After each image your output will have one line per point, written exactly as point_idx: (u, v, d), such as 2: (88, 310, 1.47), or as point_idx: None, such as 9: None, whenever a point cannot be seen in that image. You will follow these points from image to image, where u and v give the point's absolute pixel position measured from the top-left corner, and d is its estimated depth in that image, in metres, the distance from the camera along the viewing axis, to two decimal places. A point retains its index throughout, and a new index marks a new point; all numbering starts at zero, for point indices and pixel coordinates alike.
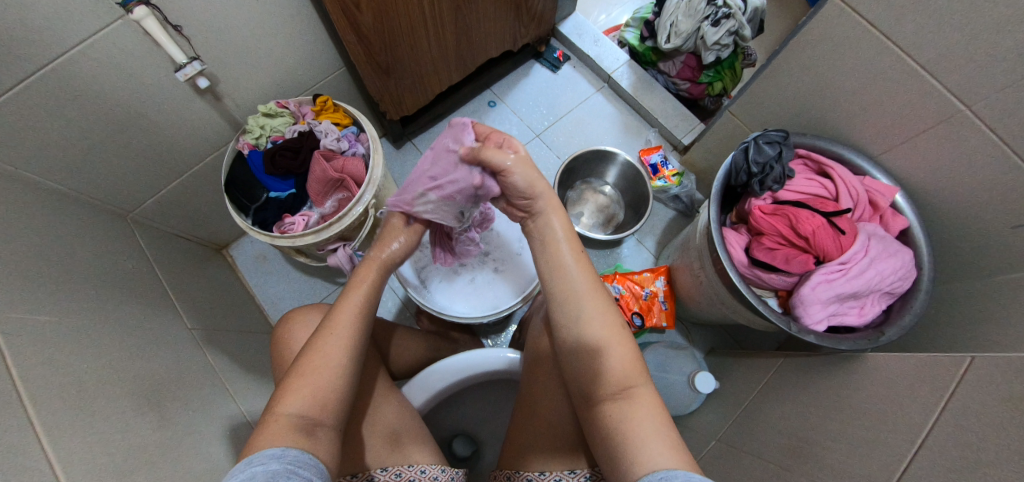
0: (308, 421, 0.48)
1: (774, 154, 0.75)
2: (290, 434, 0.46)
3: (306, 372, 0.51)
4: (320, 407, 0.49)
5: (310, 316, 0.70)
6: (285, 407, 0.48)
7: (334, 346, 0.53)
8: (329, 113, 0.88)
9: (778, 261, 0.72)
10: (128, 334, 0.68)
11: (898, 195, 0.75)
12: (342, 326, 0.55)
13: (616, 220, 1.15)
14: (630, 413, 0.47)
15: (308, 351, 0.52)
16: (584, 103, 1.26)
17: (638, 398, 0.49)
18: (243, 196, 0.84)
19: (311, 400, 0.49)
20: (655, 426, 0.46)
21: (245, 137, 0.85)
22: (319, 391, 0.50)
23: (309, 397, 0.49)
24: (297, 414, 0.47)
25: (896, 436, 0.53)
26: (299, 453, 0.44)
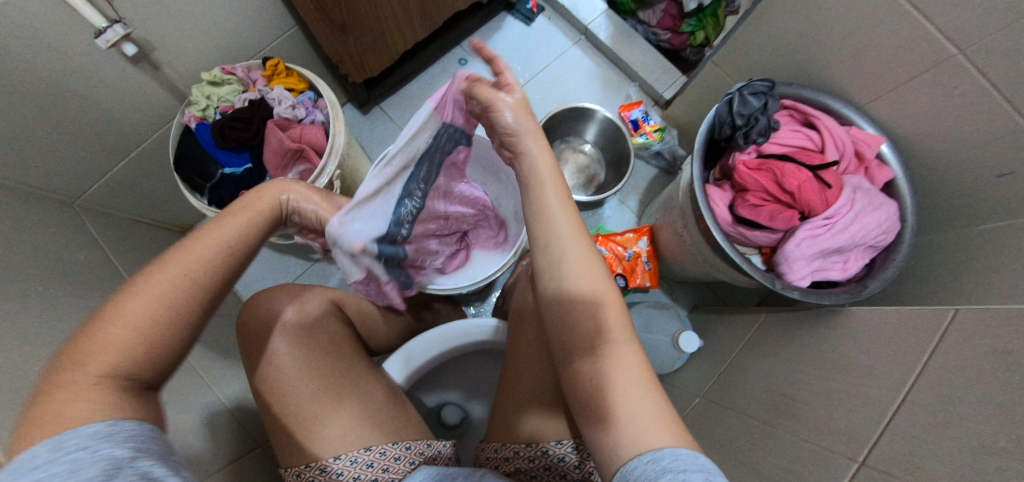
0: (136, 384, 0.37)
1: (759, 105, 0.71)
2: (114, 400, 0.34)
3: (109, 330, 0.36)
4: (149, 365, 0.38)
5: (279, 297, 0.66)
6: (67, 376, 0.34)
7: (161, 285, 0.39)
8: (281, 78, 0.80)
9: (762, 218, 0.69)
10: None
11: (883, 146, 0.73)
12: (175, 262, 0.40)
13: (597, 180, 1.11)
14: (620, 377, 0.44)
15: (123, 296, 0.38)
16: (561, 57, 1.18)
17: (623, 361, 0.44)
18: (194, 174, 0.77)
19: (124, 361, 0.36)
20: (641, 393, 0.42)
21: (190, 109, 0.77)
22: (151, 347, 0.38)
23: (132, 355, 0.36)
24: (109, 377, 0.35)
25: (879, 391, 0.53)
26: (133, 427, 0.33)
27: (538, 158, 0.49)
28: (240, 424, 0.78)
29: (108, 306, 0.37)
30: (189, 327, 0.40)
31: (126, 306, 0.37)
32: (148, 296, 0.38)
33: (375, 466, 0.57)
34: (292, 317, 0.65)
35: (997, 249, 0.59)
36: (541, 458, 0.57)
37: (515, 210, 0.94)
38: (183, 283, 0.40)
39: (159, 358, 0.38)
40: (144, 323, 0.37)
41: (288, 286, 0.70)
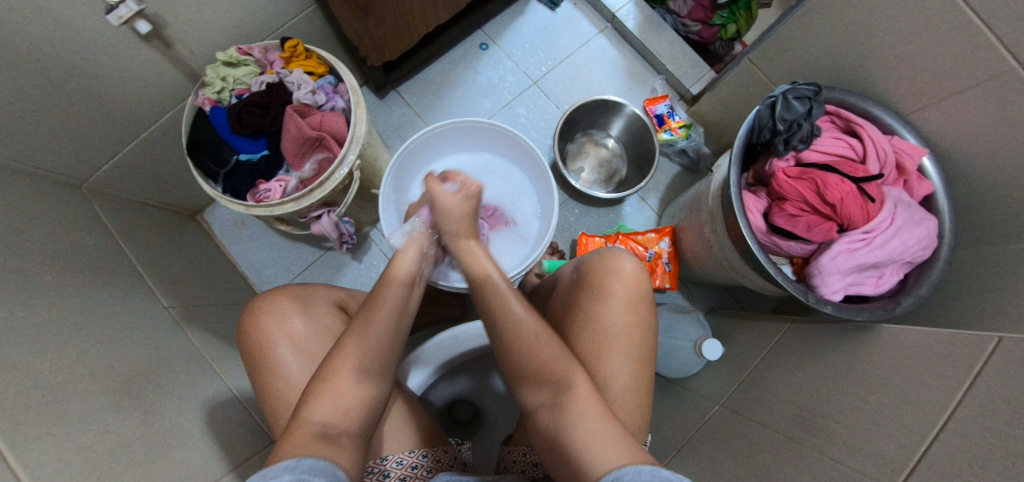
0: (330, 430, 0.48)
1: (803, 110, 0.68)
2: (311, 443, 0.45)
3: (329, 385, 0.50)
4: (345, 414, 0.49)
5: (282, 305, 0.63)
6: (308, 416, 0.48)
7: (360, 347, 0.53)
8: (300, 61, 0.77)
9: (799, 229, 0.67)
10: (98, 322, 0.61)
11: (926, 157, 0.71)
12: (376, 322, 0.55)
13: (619, 176, 1.08)
14: (575, 415, 0.49)
15: (333, 362, 0.52)
16: (586, 46, 1.14)
17: (580, 398, 0.50)
18: (208, 159, 0.73)
19: (336, 408, 0.49)
20: (596, 423, 0.48)
21: (205, 91, 0.74)
22: (349, 400, 0.50)
23: (332, 405, 0.49)
24: (319, 423, 0.48)
25: (916, 415, 0.52)
26: (314, 461, 0.43)
27: (468, 248, 0.63)
28: (253, 418, 0.77)
29: (328, 370, 0.51)
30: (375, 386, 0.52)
31: (341, 362, 0.52)
32: (352, 363, 0.52)
33: (394, 475, 0.59)
34: (299, 326, 0.63)
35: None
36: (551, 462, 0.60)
37: (537, 206, 0.92)
38: (382, 338, 0.54)
39: (362, 410, 0.51)
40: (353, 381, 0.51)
41: (291, 289, 0.67)
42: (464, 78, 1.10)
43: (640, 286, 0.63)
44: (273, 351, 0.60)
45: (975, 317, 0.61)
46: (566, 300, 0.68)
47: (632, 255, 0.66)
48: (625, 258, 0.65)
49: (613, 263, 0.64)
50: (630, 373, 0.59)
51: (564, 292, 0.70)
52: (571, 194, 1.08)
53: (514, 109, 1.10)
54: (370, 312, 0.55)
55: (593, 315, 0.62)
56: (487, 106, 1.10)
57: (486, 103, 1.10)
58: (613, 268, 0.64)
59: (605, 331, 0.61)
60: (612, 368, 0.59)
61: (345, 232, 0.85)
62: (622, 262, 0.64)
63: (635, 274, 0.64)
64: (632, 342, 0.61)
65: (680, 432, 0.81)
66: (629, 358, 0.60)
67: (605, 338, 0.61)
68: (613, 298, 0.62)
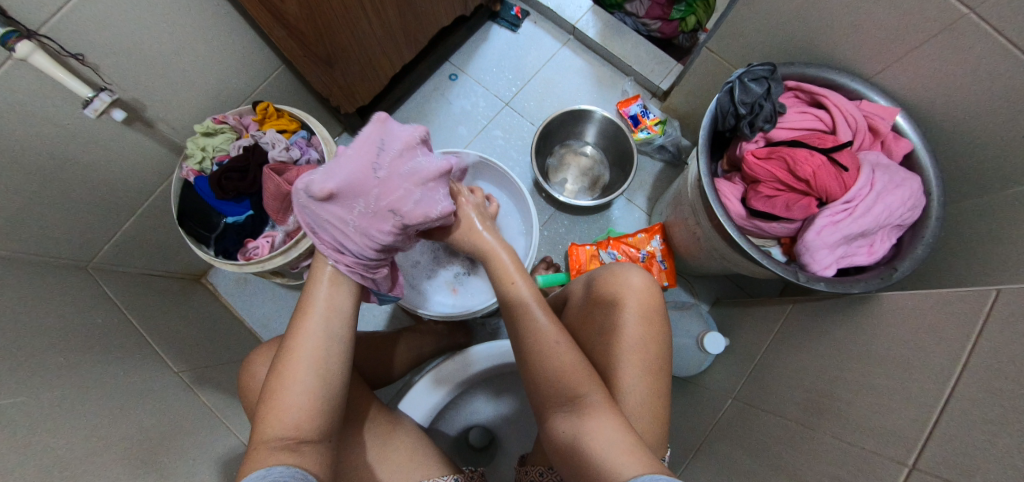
0: (291, 441, 0.45)
1: (762, 91, 0.68)
2: (273, 455, 0.43)
3: (275, 399, 0.47)
4: (305, 425, 0.46)
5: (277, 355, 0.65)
6: (262, 440, 0.44)
7: (293, 366, 0.49)
8: (272, 121, 0.81)
9: (777, 209, 0.66)
10: (110, 394, 0.64)
11: (899, 117, 0.69)
12: (302, 345, 0.50)
13: (602, 181, 1.09)
14: (590, 425, 0.50)
15: (276, 375, 0.49)
16: (551, 61, 1.16)
17: (594, 408, 0.52)
18: (199, 226, 0.77)
19: (289, 420, 0.46)
20: (611, 434, 0.48)
21: (188, 163, 0.78)
22: (301, 409, 0.47)
23: (286, 418, 0.46)
24: (275, 439, 0.45)
25: (923, 383, 0.50)
26: (283, 469, 0.41)
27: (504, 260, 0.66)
28: None
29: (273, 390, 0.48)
30: (330, 390, 0.50)
31: (283, 379, 0.48)
32: (292, 381, 0.48)
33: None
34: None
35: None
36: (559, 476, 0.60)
37: (520, 223, 0.93)
38: (315, 344, 0.51)
39: (320, 414, 0.48)
40: (305, 390, 0.48)
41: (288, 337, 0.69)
42: (439, 110, 1.13)
43: (650, 298, 0.63)
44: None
45: (974, 272, 0.59)
46: (583, 318, 0.68)
47: (638, 267, 0.66)
48: (633, 272, 0.64)
49: (623, 277, 0.64)
50: (646, 386, 0.59)
51: (579, 311, 0.69)
52: (557, 206, 1.09)
53: (490, 132, 1.13)
54: (298, 321, 0.52)
55: (609, 330, 0.62)
56: (464, 133, 1.12)
57: (463, 130, 1.12)
58: (622, 283, 0.63)
59: (621, 344, 0.60)
60: (629, 381, 0.58)
61: None
62: (629, 276, 0.64)
63: (642, 287, 0.63)
64: (648, 357, 0.60)
65: (698, 431, 0.78)
66: (644, 371, 0.59)
67: (622, 353, 0.60)
68: (628, 311, 0.61)
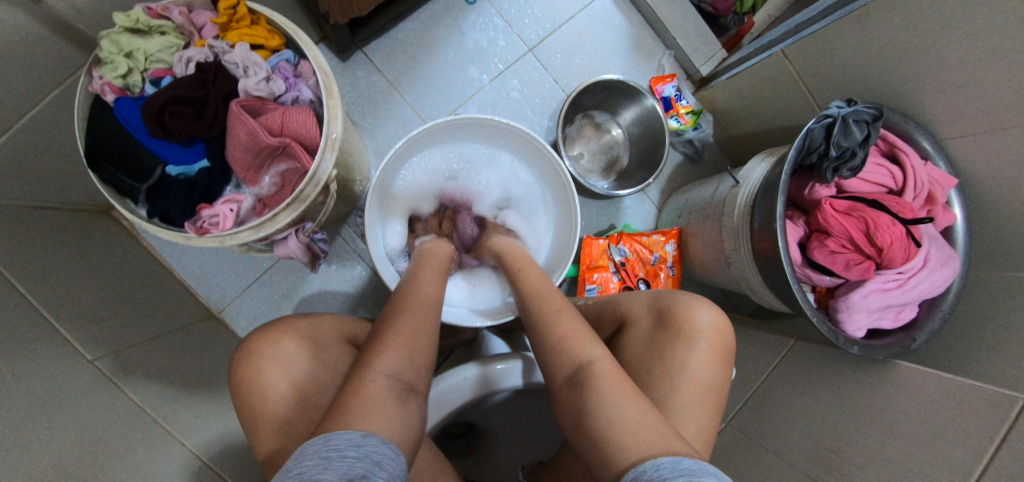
0: (398, 388, 0.45)
1: (861, 137, 0.61)
2: (381, 405, 0.42)
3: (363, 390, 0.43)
4: (406, 381, 0.47)
5: (285, 347, 0.54)
6: (373, 376, 0.44)
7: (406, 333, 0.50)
8: (242, 30, 0.55)
9: (837, 265, 0.63)
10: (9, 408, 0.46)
11: (953, 189, 0.69)
12: (415, 313, 0.53)
13: (620, 165, 0.99)
14: (596, 391, 0.46)
15: (381, 343, 0.48)
16: (590, 7, 0.97)
17: (601, 372, 0.48)
18: (120, 170, 0.53)
19: (393, 378, 0.46)
20: (624, 403, 0.45)
21: (102, 71, 0.51)
22: (406, 372, 0.47)
23: (395, 374, 0.46)
24: (383, 380, 0.44)
25: (938, 467, 0.55)
26: (379, 443, 0.38)
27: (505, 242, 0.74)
28: (229, 475, 0.65)
29: (372, 355, 0.47)
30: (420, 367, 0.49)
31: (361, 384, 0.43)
32: (407, 335, 0.50)
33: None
34: (305, 374, 0.53)
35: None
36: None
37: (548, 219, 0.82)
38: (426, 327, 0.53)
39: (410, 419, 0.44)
40: (406, 368, 0.47)
41: (295, 326, 0.57)
42: (447, 40, 0.90)
43: (720, 340, 0.57)
44: (269, 405, 0.50)
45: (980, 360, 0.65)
46: (643, 344, 0.59)
47: (711, 305, 0.59)
48: (703, 308, 0.58)
49: (692, 310, 0.58)
50: (695, 414, 0.53)
51: (636, 337, 0.60)
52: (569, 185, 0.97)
53: (507, 82, 0.93)
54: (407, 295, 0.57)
55: (675, 356, 0.55)
56: (476, 77, 0.92)
57: (475, 72, 0.91)
58: (689, 319, 0.57)
59: (687, 374, 0.54)
60: (681, 406, 0.52)
61: (318, 251, 0.69)
62: (700, 313, 0.58)
63: (714, 328, 0.57)
64: (708, 394, 0.54)
65: None
66: (699, 403, 0.53)
67: (684, 382, 0.54)
68: (698, 344, 0.56)
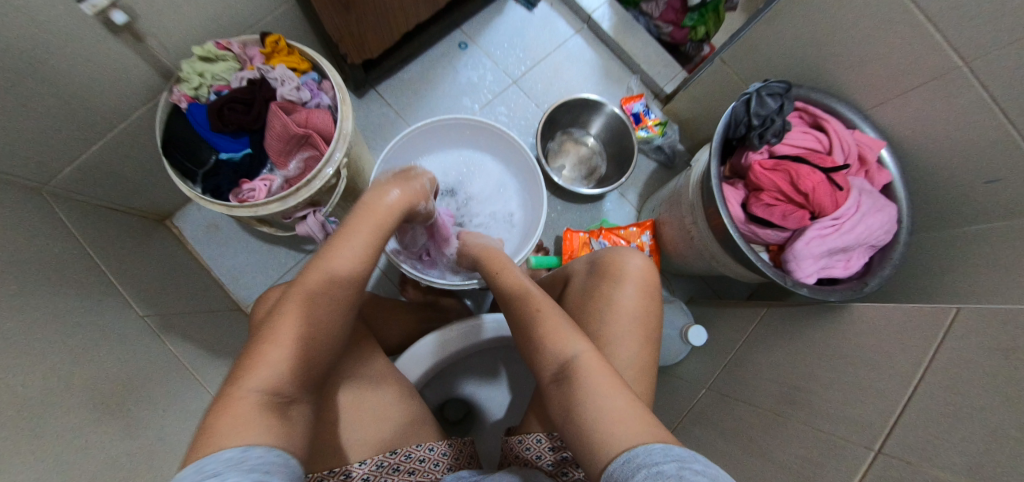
0: (276, 397, 0.41)
1: (775, 106, 0.73)
2: (257, 414, 0.38)
3: (259, 354, 0.43)
4: (292, 380, 0.43)
5: (294, 297, 0.63)
6: (243, 386, 0.40)
7: (292, 305, 0.46)
8: (282, 57, 0.75)
9: (774, 216, 0.71)
10: (73, 331, 0.59)
11: (884, 150, 0.76)
12: (295, 305, 0.46)
13: (599, 173, 1.12)
14: (581, 385, 0.49)
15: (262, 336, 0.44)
16: (563, 46, 1.16)
17: (583, 365, 0.51)
18: (186, 157, 0.70)
19: (272, 375, 0.42)
20: (608, 393, 0.47)
21: (181, 87, 0.70)
22: (293, 358, 0.44)
23: (274, 369, 0.42)
24: (254, 390, 0.40)
25: (886, 381, 0.57)
26: (263, 451, 0.36)
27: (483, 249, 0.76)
28: None
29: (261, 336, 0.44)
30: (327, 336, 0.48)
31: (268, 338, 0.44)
32: (280, 334, 0.44)
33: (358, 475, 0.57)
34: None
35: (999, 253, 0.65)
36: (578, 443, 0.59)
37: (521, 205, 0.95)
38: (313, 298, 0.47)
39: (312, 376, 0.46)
40: (284, 349, 0.43)
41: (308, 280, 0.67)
42: (444, 78, 1.10)
43: (647, 278, 0.65)
44: None
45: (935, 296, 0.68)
46: (582, 289, 0.68)
47: (637, 250, 0.68)
48: (632, 254, 0.66)
49: (622, 257, 0.66)
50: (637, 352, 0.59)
51: (577, 286, 0.69)
52: (554, 191, 1.09)
53: (495, 108, 1.11)
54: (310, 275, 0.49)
55: (603, 293, 0.64)
56: (469, 105, 1.10)
57: (468, 101, 1.10)
58: (619, 263, 0.66)
59: (620, 308, 0.62)
60: (614, 336, 0.60)
61: (330, 232, 0.83)
62: (629, 258, 0.66)
63: (643, 268, 0.65)
64: (639, 326, 0.61)
65: (673, 416, 0.85)
66: (635, 338, 0.60)
67: (615, 314, 0.61)
68: (627, 283, 0.64)
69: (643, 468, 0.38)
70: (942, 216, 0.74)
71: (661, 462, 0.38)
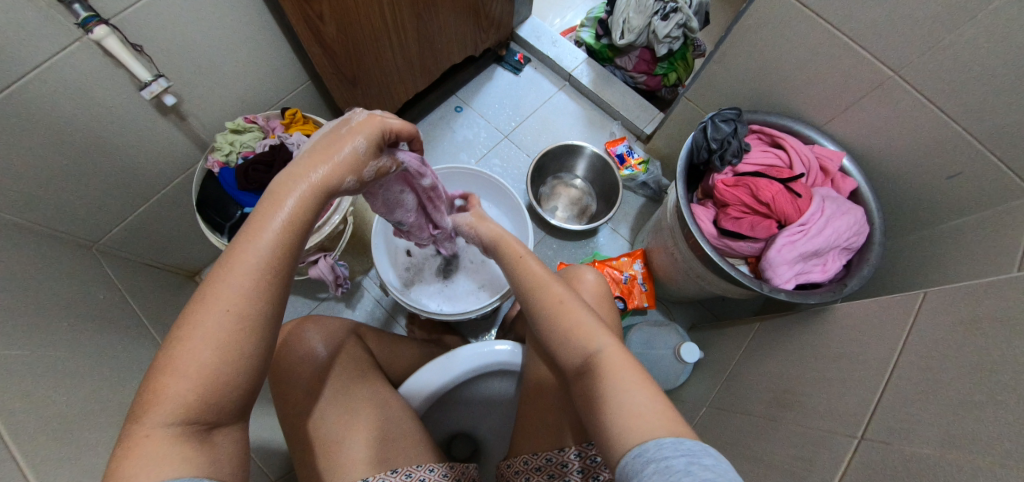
0: (196, 424, 0.37)
1: (729, 130, 0.81)
2: (171, 446, 0.35)
3: (161, 377, 0.36)
4: (203, 403, 0.36)
5: (308, 330, 0.71)
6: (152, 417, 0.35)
7: (204, 315, 0.37)
8: (298, 125, 0.89)
9: (743, 228, 0.76)
10: (105, 362, 0.67)
11: (845, 160, 0.81)
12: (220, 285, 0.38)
13: (590, 210, 1.19)
14: (603, 381, 0.49)
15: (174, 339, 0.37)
16: (549, 102, 1.29)
17: (607, 360, 0.51)
18: (217, 215, 0.82)
19: (193, 392, 0.36)
20: (632, 385, 0.47)
21: (215, 155, 0.83)
22: (211, 374, 0.37)
23: (191, 389, 0.36)
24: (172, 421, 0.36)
25: (862, 370, 0.57)
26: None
27: (489, 231, 0.71)
28: None
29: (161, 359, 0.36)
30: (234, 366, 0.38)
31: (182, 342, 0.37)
32: (212, 306, 0.38)
33: None
34: (319, 349, 0.69)
35: (971, 241, 0.66)
36: (576, 462, 0.63)
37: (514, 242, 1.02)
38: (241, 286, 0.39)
39: (230, 397, 0.38)
40: (198, 360, 0.36)
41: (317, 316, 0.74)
42: (443, 137, 1.24)
43: (602, 290, 0.72)
44: (294, 366, 0.67)
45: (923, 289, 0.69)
46: None
47: (592, 268, 0.75)
48: (589, 270, 0.74)
49: (580, 273, 0.74)
50: None
51: None
52: (548, 230, 1.16)
53: (490, 160, 1.22)
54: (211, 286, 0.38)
55: None
56: (466, 158, 1.22)
57: (465, 156, 1.22)
58: (578, 276, 0.73)
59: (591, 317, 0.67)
60: None
61: (341, 275, 0.90)
62: (588, 273, 0.73)
63: (595, 282, 0.72)
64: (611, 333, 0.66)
65: None
66: None
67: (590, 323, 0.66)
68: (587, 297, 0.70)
69: (653, 462, 0.40)
70: (922, 216, 0.76)
71: (669, 457, 0.39)
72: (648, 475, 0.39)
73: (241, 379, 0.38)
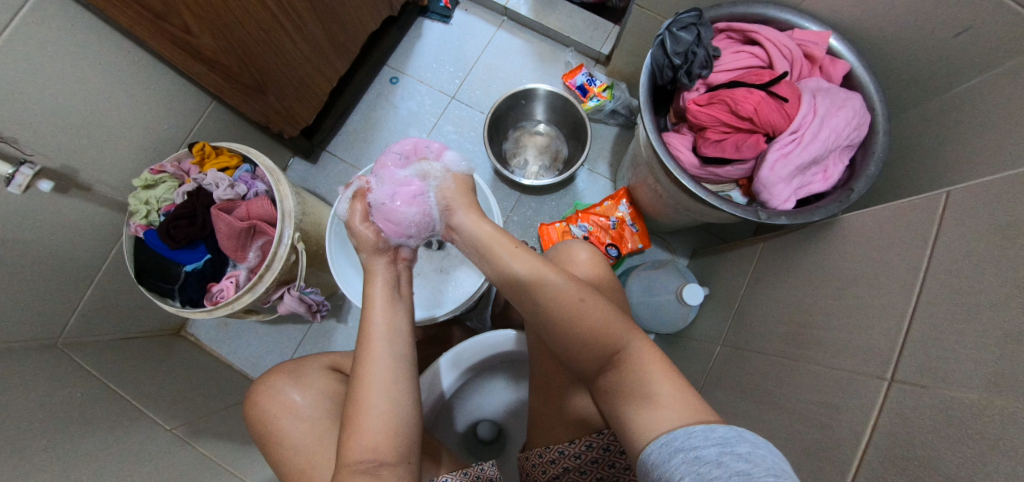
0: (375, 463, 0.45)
1: (692, 37, 0.68)
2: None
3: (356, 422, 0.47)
4: (389, 445, 0.46)
5: (274, 383, 0.66)
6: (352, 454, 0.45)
7: (369, 389, 0.48)
8: (213, 160, 0.78)
9: (728, 151, 0.67)
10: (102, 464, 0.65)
11: (832, 39, 0.68)
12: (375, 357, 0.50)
13: (562, 155, 1.09)
14: (637, 382, 0.44)
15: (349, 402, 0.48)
16: (490, 45, 1.14)
17: (637, 359, 0.46)
18: (159, 280, 0.75)
19: (366, 443, 0.46)
20: (665, 384, 0.43)
21: (133, 219, 0.75)
22: (391, 424, 0.47)
23: (371, 441, 0.46)
24: (358, 461, 0.45)
25: (883, 295, 0.51)
26: None
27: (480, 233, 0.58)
28: None
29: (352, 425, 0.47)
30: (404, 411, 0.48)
31: (357, 400, 0.48)
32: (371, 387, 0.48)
33: None
34: (296, 396, 0.65)
35: (990, 110, 0.56)
36: (590, 452, 0.58)
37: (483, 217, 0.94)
38: (388, 350, 0.51)
39: (405, 434, 0.47)
40: (382, 411, 0.47)
41: (288, 365, 0.70)
42: (385, 117, 1.11)
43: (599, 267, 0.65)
44: (275, 423, 0.63)
45: (941, 175, 0.60)
46: None
47: (585, 244, 0.68)
48: (579, 247, 0.67)
49: (572, 252, 0.66)
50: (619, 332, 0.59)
51: None
52: (522, 190, 1.07)
53: (443, 129, 1.11)
54: (365, 345, 0.51)
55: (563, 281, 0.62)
56: (416, 134, 1.10)
57: (414, 131, 1.10)
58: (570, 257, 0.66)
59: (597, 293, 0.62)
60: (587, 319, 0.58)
61: (313, 302, 0.85)
62: (579, 253, 0.66)
63: (592, 261, 0.65)
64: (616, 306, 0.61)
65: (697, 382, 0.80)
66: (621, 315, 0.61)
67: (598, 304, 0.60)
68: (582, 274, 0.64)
69: (682, 452, 0.36)
70: (929, 87, 0.65)
71: (699, 447, 0.35)
72: (676, 466, 0.35)
73: (404, 420, 0.48)
